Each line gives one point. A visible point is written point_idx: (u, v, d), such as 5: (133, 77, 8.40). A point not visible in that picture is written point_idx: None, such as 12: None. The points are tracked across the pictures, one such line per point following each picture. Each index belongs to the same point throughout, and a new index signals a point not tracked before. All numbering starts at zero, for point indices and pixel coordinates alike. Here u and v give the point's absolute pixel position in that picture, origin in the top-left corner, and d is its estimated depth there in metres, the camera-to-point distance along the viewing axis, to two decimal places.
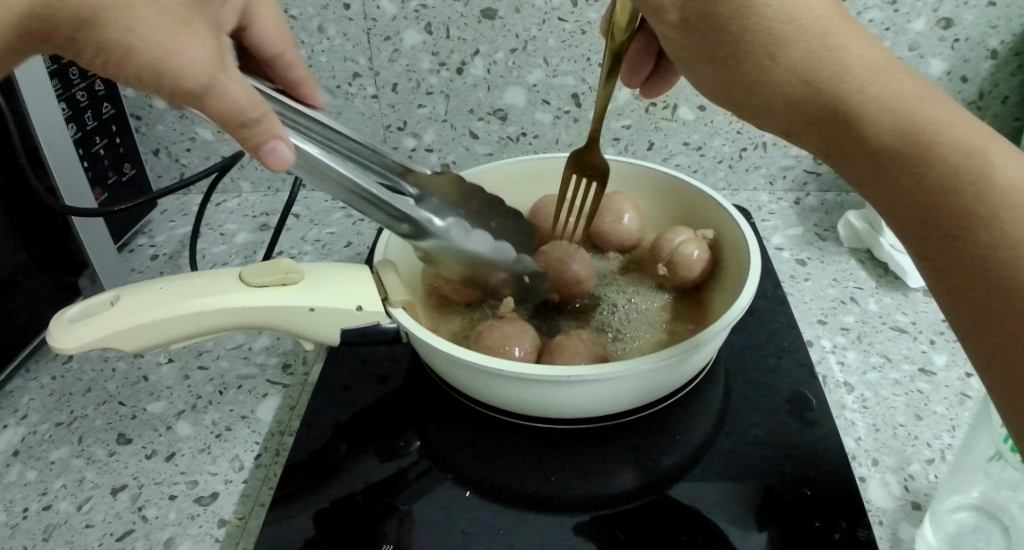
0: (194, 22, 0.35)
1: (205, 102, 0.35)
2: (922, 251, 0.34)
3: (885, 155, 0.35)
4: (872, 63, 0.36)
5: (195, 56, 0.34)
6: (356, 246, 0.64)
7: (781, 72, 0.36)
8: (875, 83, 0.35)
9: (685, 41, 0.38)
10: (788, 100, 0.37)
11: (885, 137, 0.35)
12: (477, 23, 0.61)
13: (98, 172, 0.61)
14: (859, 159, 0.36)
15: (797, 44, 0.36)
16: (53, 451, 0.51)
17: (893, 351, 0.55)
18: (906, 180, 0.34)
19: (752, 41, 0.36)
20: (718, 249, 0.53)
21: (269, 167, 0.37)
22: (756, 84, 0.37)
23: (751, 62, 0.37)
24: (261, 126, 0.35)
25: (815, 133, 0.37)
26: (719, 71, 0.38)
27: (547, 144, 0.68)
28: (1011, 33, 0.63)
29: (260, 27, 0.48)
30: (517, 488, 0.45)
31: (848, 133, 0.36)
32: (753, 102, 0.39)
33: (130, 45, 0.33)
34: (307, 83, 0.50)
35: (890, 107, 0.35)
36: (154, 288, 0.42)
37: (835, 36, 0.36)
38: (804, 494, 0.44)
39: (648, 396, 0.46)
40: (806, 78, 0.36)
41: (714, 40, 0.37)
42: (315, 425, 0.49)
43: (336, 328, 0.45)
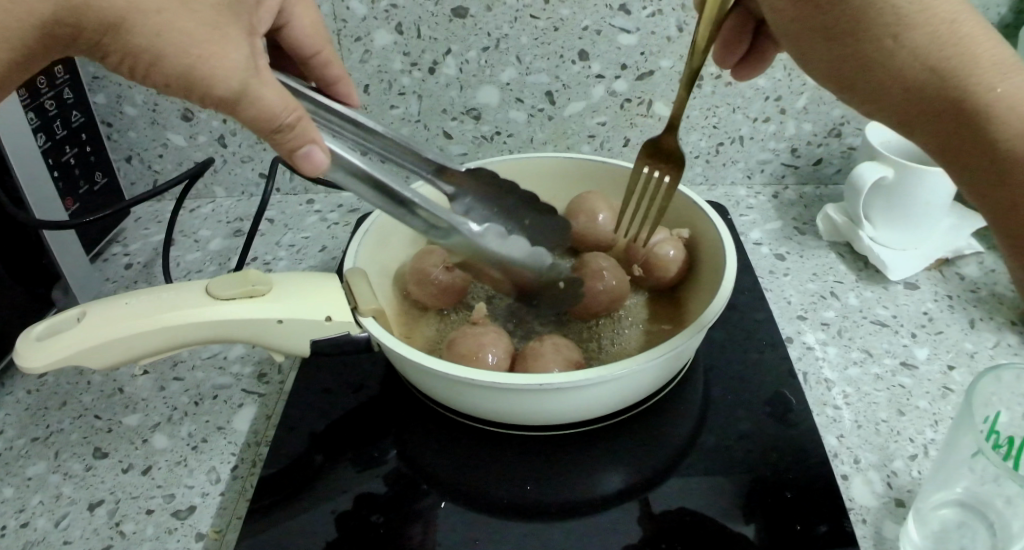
0: (225, 28, 0.36)
1: (240, 107, 0.36)
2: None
3: (1008, 162, 0.34)
4: (999, 61, 0.35)
5: (229, 63, 0.36)
6: (332, 250, 0.63)
7: (906, 57, 0.35)
8: (1006, 82, 0.34)
9: (794, 14, 0.37)
10: (912, 88, 0.35)
11: (1012, 142, 0.33)
12: (448, 22, 0.60)
13: (68, 181, 0.60)
14: (976, 161, 0.35)
15: (924, 30, 0.35)
16: (30, 466, 0.50)
17: (874, 346, 0.55)
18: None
19: (877, 21, 0.35)
20: (695, 247, 0.52)
21: (303, 172, 0.38)
22: (876, 67, 0.35)
23: (876, 44, 0.35)
24: (296, 130, 0.37)
25: (930, 130, 0.36)
26: (833, 48, 0.36)
27: (522, 143, 0.67)
28: (987, 23, 0.62)
29: (296, 27, 0.47)
30: (495, 496, 0.45)
31: (971, 132, 0.34)
32: (867, 88, 0.36)
33: (161, 48, 0.35)
34: (344, 83, 0.50)
35: (1020, 110, 0.33)
36: (118, 303, 0.41)
37: (965, 25, 0.35)
38: (786, 496, 0.43)
39: (630, 399, 0.46)
40: (934, 67, 0.34)
41: (832, 18, 0.36)
42: (290, 436, 0.49)
43: (307, 339, 0.44)
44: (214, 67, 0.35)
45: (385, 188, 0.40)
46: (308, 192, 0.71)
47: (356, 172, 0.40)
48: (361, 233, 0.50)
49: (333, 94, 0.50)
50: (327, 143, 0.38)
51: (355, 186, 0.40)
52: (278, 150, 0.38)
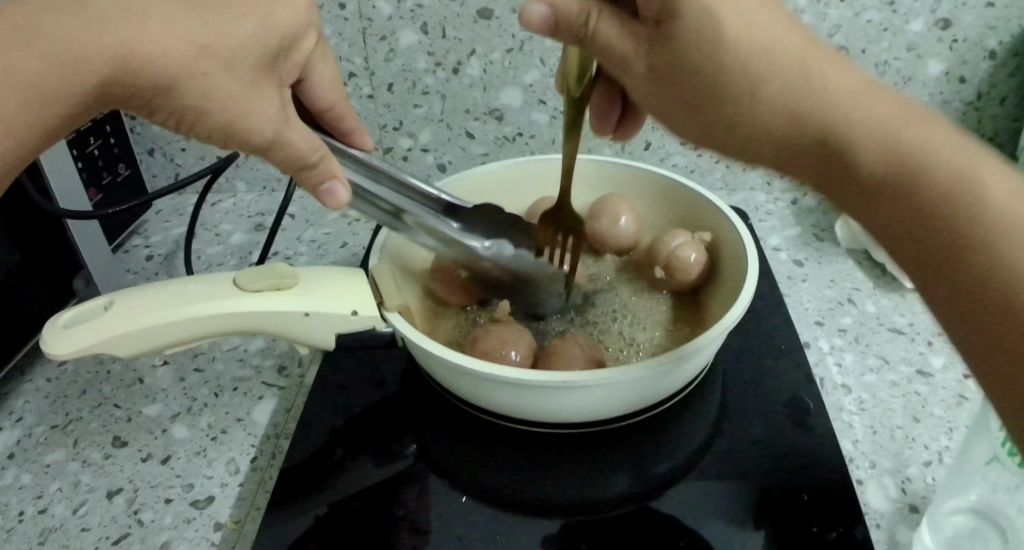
0: (261, 84, 0.38)
1: (272, 152, 0.38)
2: (943, 297, 0.31)
3: (882, 188, 0.32)
4: (852, 88, 0.33)
5: (265, 116, 0.37)
6: (353, 246, 0.64)
7: (762, 108, 0.34)
8: (863, 109, 0.33)
9: (659, 95, 0.36)
10: (776, 134, 0.34)
11: (877, 169, 0.32)
12: (474, 22, 0.61)
13: (92, 172, 0.60)
14: (852, 191, 0.34)
15: (773, 75, 0.33)
16: (48, 453, 0.51)
17: (890, 353, 0.55)
18: (902, 216, 0.32)
19: (727, 79, 0.33)
20: (716, 252, 0.52)
21: (327, 207, 0.40)
22: (738, 120, 0.35)
23: (730, 96, 0.34)
24: (321, 168, 0.39)
25: (806, 169, 0.35)
26: (697, 115, 0.36)
27: (544, 145, 0.68)
28: (1008, 34, 0.62)
29: (315, 79, 0.44)
30: (515, 492, 0.45)
31: (840, 167, 0.33)
32: (737, 142, 0.36)
33: (207, 107, 0.36)
34: (360, 132, 0.47)
35: (879, 136, 0.32)
36: (148, 292, 0.42)
37: (814, 61, 0.33)
38: (803, 498, 0.44)
39: (643, 403, 0.46)
40: (791, 111, 0.33)
41: (685, 84, 0.35)
42: (312, 427, 0.49)
43: (334, 332, 0.44)
44: (253, 120, 0.37)
45: (397, 210, 0.44)
46: None
47: (373, 200, 0.44)
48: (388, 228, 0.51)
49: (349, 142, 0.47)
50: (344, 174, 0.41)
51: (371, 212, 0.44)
52: (303, 186, 0.40)
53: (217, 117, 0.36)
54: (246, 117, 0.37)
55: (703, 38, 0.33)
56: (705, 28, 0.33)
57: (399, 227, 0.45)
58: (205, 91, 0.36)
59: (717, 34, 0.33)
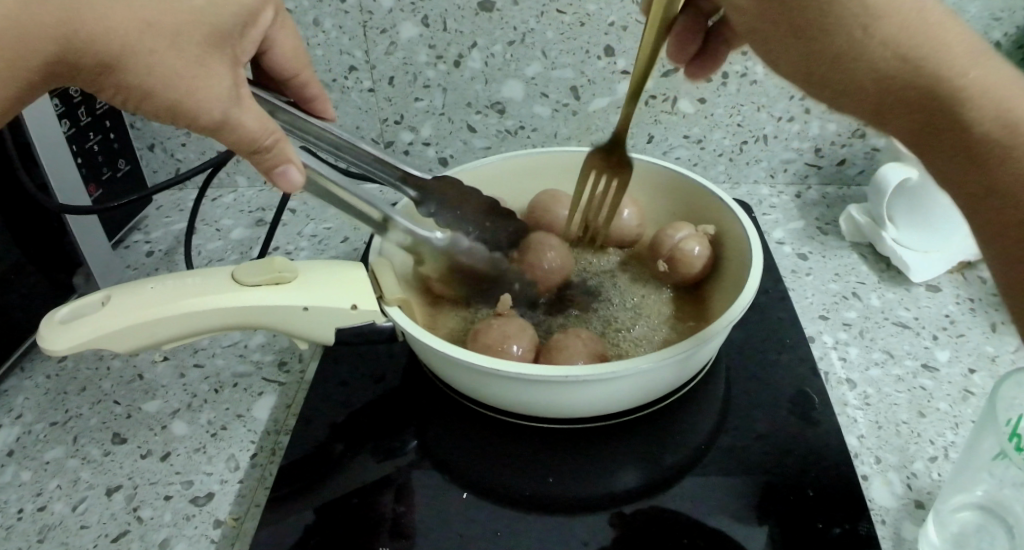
0: (211, 61, 0.37)
1: (222, 134, 0.37)
2: (1005, 257, 0.33)
3: (983, 148, 0.33)
4: (971, 47, 0.34)
5: (211, 94, 0.36)
6: (353, 241, 0.64)
7: (874, 48, 0.34)
8: (977, 68, 0.33)
9: (770, 29, 0.36)
10: (882, 78, 0.34)
11: (986, 127, 0.32)
12: (475, 15, 0.60)
13: (91, 168, 0.60)
14: (947, 148, 0.34)
15: (892, 16, 0.33)
16: (48, 450, 0.50)
17: (895, 347, 0.55)
18: (1005, 176, 0.32)
19: (842, 13, 0.34)
20: (719, 245, 0.52)
21: (281, 189, 0.40)
22: (843, 60, 0.34)
23: (841, 32, 0.34)
24: (275, 152, 0.38)
25: (905, 119, 0.35)
26: (796, 46, 0.35)
27: (546, 138, 0.67)
28: (1014, 25, 0.62)
29: (278, 46, 0.45)
30: (518, 488, 0.45)
31: (943, 123, 0.34)
32: (837, 85, 0.35)
33: (151, 85, 0.35)
34: (322, 100, 0.49)
35: (992, 94, 0.33)
36: (146, 287, 0.42)
37: (933, 16, 0.34)
38: (807, 494, 0.43)
39: (648, 397, 0.46)
40: (902, 55, 0.33)
41: (795, 11, 0.35)
42: (312, 423, 0.49)
43: (332, 327, 0.44)
44: (200, 100, 0.36)
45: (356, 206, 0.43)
46: None
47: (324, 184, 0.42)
48: None
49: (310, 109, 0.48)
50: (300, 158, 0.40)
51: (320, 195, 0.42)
52: (254, 166, 0.39)
53: (164, 96, 0.36)
54: (195, 98, 0.36)
55: None
56: None
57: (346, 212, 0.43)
58: (151, 68, 0.35)
59: None
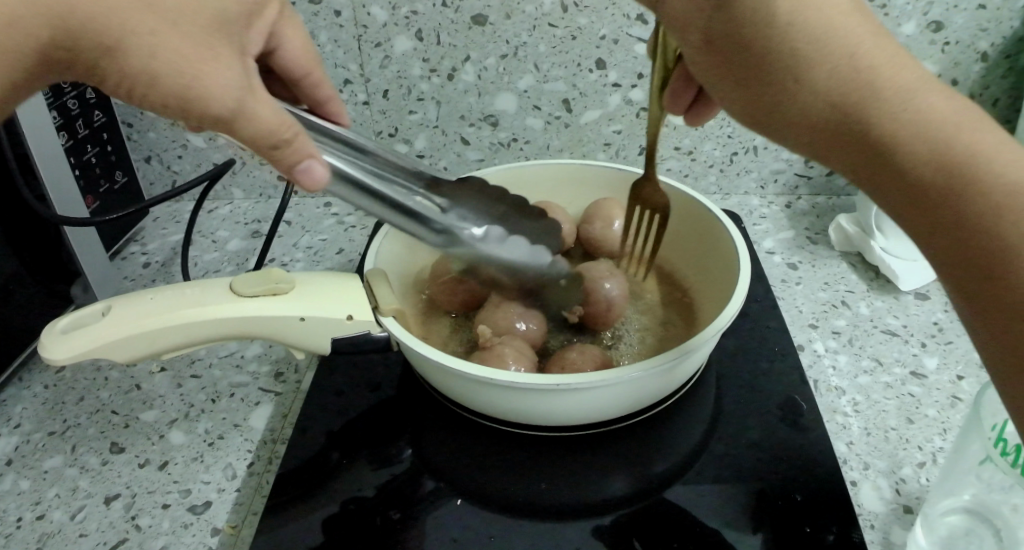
0: (217, 47, 0.36)
1: (236, 126, 0.36)
2: (964, 295, 0.31)
3: (923, 192, 0.32)
4: (906, 84, 0.33)
5: (221, 83, 0.35)
6: (348, 252, 0.64)
7: (809, 94, 0.34)
8: (907, 107, 0.32)
9: (706, 64, 0.36)
10: (817, 122, 0.34)
11: (922, 171, 0.32)
12: (468, 29, 0.61)
13: (89, 179, 0.61)
14: (888, 185, 0.33)
15: (823, 62, 0.33)
16: (48, 459, 0.51)
17: (884, 355, 0.55)
18: (947, 217, 0.31)
19: (773, 59, 0.34)
20: (711, 256, 0.53)
21: (303, 188, 0.38)
22: (783, 106, 0.35)
23: (773, 78, 0.34)
24: (292, 146, 0.37)
25: (845, 157, 0.34)
26: (747, 91, 0.36)
27: (538, 150, 0.68)
28: (1000, 36, 0.63)
29: (288, 48, 0.46)
30: (511, 495, 0.45)
31: (886, 166, 0.33)
32: (780, 126, 0.36)
33: (158, 69, 0.34)
34: (334, 104, 0.50)
35: (927, 133, 0.32)
36: (146, 298, 0.42)
37: (866, 55, 0.33)
38: (796, 499, 0.44)
39: (637, 405, 0.46)
40: (835, 101, 0.33)
41: (736, 59, 0.35)
42: (309, 432, 0.49)
43: (328, 337, 0.45)
44: (210, 87, 0.35)
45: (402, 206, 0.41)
46: (326, 195, 0.72)
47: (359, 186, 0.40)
48: (383, 234, 0.51)
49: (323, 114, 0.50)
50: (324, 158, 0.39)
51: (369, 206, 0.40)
52: (273, 167, 0.38)
53: (169, 82, 0.34)
54: (201, 82, 0.34)
55: (758, 14, 0.33)
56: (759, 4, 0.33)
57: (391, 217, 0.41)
58: (154, 51, 0.34)
59: (771, 15, 0.33)
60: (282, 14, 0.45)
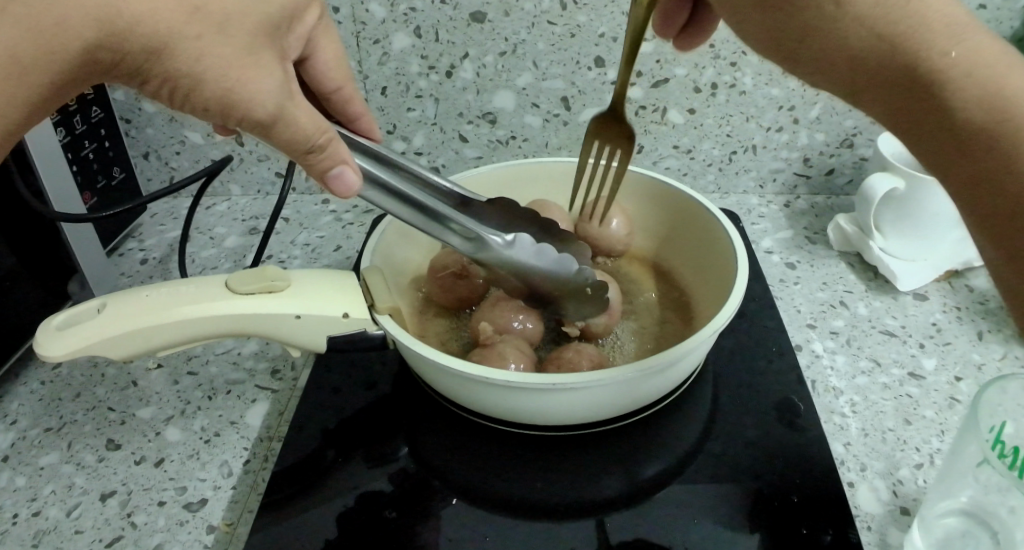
0: (260, 52, 0.36)
1: (275, 130, 0.36)
2: (980, 222, 0.36)
3: (964, 127, 0.35)
4: (951, 19, 0.35)
5: (263, 88, 0.35)
6: (346, 250, 0.64)
7: (852, 26, 0.34)
8: (959, 47, 0.34)
9: (744, 6, 0.36)
10: (857, 54, 0.35)
11: (967, 109, 0.34)
12: (467, 26, 0.61)
13: (86, 176, 0.61)
14: (919, 121, 0.36)
15: None
16: (43, 456, 0.51)
17: (882, 355, 0.55)
18: (978, 149, 0.35)
19: (811, 13, 0.34)
20: (709, 255, 0.53)
21: (336, 194, 0.39)
22: (817, 38, 0.35)
23: (822, 22, 0.34)
24: (328, 151, 0.38)
25: (880, 92, 0.36)
26: (772, 29, 0.36)
27: (537, 148, 0.68)
28: (1001, 36, 0.63)
29: (320, 58, 0.46)
30: (506, 494, 0.45)
31: (925, 104, 0.35)
32: (809, 58, 0.36)
33: (201, 73, 0.34)
34: (366, 119, 0.49)
35: (976, 72, 0.34)
36: (141, 295, 0.42)
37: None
38: (792, 500, 0.44)
39: (632, 405, 0.46)
40: (879, 33, 0.34)
41: (776, 8, 0.35)
42: (305, 430, 0.49)
43: (323, 335, 0.45)
44: (252, 92, 0.35)
45: (425, 207, 0.42)
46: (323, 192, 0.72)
47: (387, 188, 0.41)
48: (379, 232, 0.51)
49: (355, 129, 0.49)
50: (355, 161, 0.40)
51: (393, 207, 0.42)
52: (308, 171, 0.38)
53: (212, 85, 0.34)
54: (244, 87, 0.35)
55: None
56: None
57: (417, 219, 0.42)
58: (199, 56, 0.34)
59: None
60: (319, 23, 0.45)
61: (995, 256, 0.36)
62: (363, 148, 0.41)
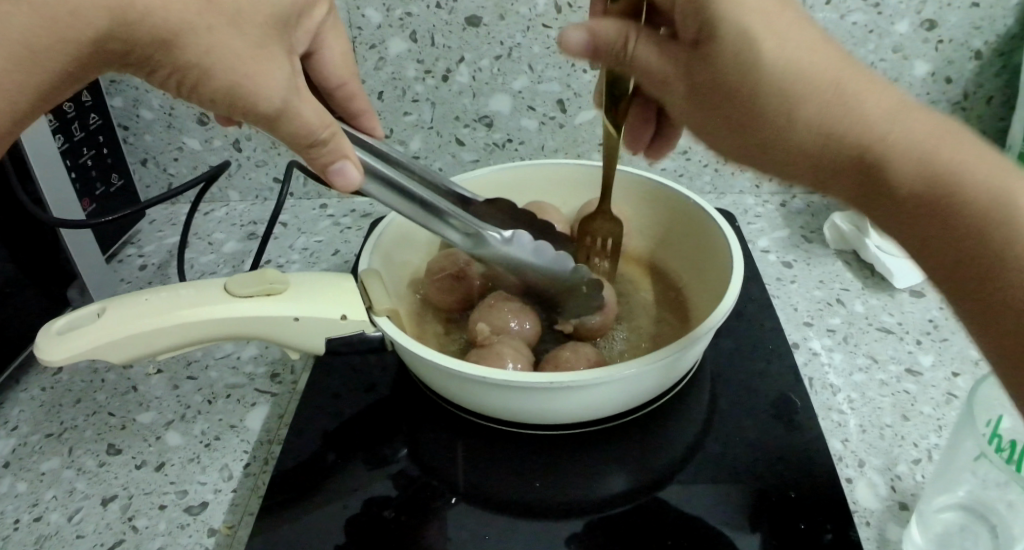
0: (270, 45, 0.36)
1: (281, 123, 0.36)
2: (970, 312, 0.34)
3: (915, 203, 0.34)
4: (891, 104, 0.35)
5: (272, 81, 0.35)
6: (344, 254, 0.64)
7: (801, 132, 0.36)
8: (897, 124, 0.35)
9: (695, 113, 0.40)
10: (810, 155, 0.37)
11: (909, 184, 0.34)
12: (462, 30, 0.61)
13: (85, 183, 0.61)
14: (883, 201, 0.36)
15: (812, 99, 0.35)
16: (44, 461, 0.51)
17: (879, 352, 0.56)
18: (935, 228, 0.34)
19: (765, 94, 0.36)
20: (706, 253, 0.53)
21: (338, 188, 0.39)
22: (775, 141, 0.37)
23: (767, 118, 0.36)
24: (333, 145, 0.38)
25: (845, 187, 0.37)
26: (737, 133, 0.39)
27: (533, 150, 0.68)
28: (993, 34, 0.63)
29: (327, 53, 0.46)
30: (506, 494, 0.45)
31: (875, 181, 0.35)
32: (775, 164, 0.38)
33: (210, 65, 0.34)
34: (367, 116, 0.49)
35: (913, 149, 0.34)
36: (140, 299, 0.42)
37: (848, 82, 0.36)
38: (790, 496, 0.44)
39: (631, 403, 0.46)
40: (827, 133, 0.35)
41: (721, 100, 0.38)
42: (305, 432, 0.49)
43: (323, 337, 0.45)
44: (261, 86, 0.35)
45: (424, 202, 0.42)
46: (322, 197, 0.72)
47: (384, 182, 0.41)
48: (377, 235, 0.51)
49: (356, 126, 0.49)
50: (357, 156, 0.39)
51: (391, 199, 0.41)
52: (311, 165, 0.38)
53: (221, 78, 0.35)
54: (254, 81, 0.35)
55: (735, 49, 0.36)
56: (739, 40, 0.36)
57: (413, 212, 0.42)
58: (209, 47, 0.34)
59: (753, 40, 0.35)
60: (328, 19, 0.45)
61: (966, 314, 0.34)
62: (365, 145, 0.41)
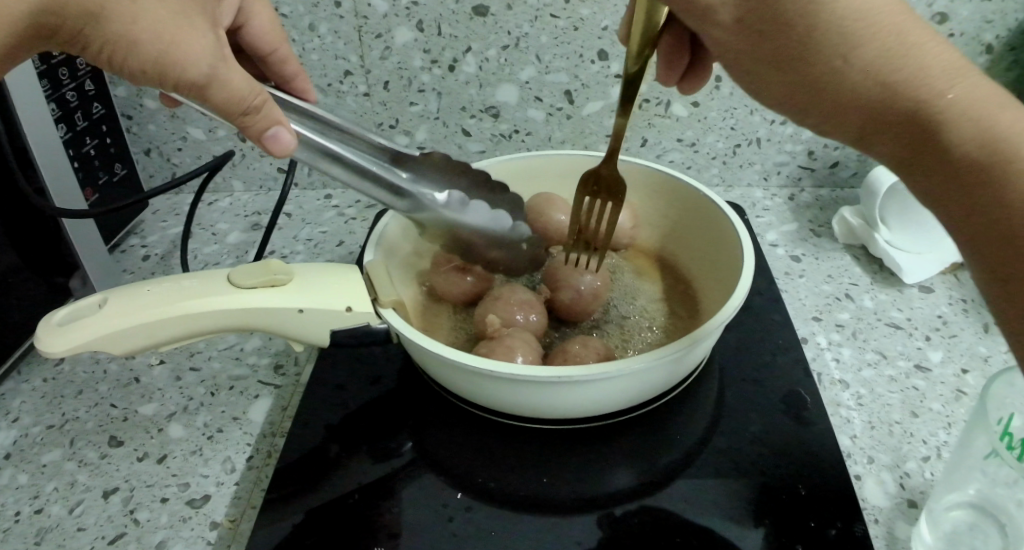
0: (192, 15, 0.37)
1: (208, 92, 0.36)
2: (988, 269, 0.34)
3: (964, 168, 0.34)
4: (948, 66, 0.35)
5: (197, 50, 0.36)
6: (349, 245, 0.64)
7: (859, 75, 0.35)
8: (955, 87, 0.35)
9: (738, 44, 0.37)
10: (867, 103, 0.35)
11: (967, 148, 0.34)
12: (470, 20, 0.61)
13: (88, 172, 0.60)
14: (928, 170, 0.36)
15: (874, 45, 0.35)
16: (45, 454, 0.50)
17: (888, 348, 0.55)
18: (982, 197, 0.34)
19: (824, 44, 0.35)
20: (718, 248, 0.52)
21: (273, 154, 0.38)
22: (828, 88, 0.36)
23: (825, 63, 0.35)
24: (263, 113, 0.37)
25: (889, 139, 0.36)
26: (789, 78, 0.37)
27: (540, 142, 0.68)
28: (1005, 28, 0.63)
29: (255, 24, 0.49)
30: (513, 489, 0.45)
31: (927, 141, 0.35)
32: (825, 112, 0.37)
33: (135, 36, 0.35)
34: (302, 79, 0.51)
35: (971, 115, 0.34)
36: (142, 289, 0.42)
37: (913, 37, 0.35)
38: (799, 492, 0.44)
39: (640, 398, 0.46)
40: (885, 80, 0.35)
41: (782, 42, 0.36)
42: (308, 425, 0.49)
43: (327, 329, 0.44)
44: (187, 52, 0.36)
45: (362, 169, 0.41)
46: (326, 187, 0.71)
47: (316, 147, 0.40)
48: (383, 224, 0.51)
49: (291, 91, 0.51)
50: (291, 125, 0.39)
51: (328, 168, 0.41)
52: (243, 134, 0.38)
53: (146, 47, 0.36)
54: (179, 48, 0.36)
55: (840, 38, 0.35)
56: (844, 38, 0.35)
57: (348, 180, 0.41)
58: (133, 18, 0.35)
59: (852, 41, 0.35)
60: None
61: (996, 301, 0.34)
62: (300, 113, 0.41)
